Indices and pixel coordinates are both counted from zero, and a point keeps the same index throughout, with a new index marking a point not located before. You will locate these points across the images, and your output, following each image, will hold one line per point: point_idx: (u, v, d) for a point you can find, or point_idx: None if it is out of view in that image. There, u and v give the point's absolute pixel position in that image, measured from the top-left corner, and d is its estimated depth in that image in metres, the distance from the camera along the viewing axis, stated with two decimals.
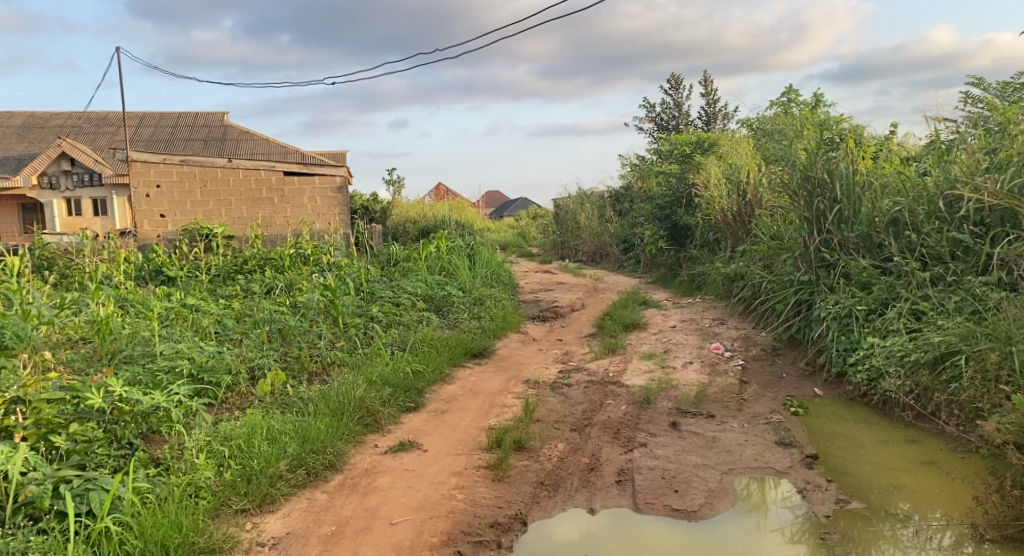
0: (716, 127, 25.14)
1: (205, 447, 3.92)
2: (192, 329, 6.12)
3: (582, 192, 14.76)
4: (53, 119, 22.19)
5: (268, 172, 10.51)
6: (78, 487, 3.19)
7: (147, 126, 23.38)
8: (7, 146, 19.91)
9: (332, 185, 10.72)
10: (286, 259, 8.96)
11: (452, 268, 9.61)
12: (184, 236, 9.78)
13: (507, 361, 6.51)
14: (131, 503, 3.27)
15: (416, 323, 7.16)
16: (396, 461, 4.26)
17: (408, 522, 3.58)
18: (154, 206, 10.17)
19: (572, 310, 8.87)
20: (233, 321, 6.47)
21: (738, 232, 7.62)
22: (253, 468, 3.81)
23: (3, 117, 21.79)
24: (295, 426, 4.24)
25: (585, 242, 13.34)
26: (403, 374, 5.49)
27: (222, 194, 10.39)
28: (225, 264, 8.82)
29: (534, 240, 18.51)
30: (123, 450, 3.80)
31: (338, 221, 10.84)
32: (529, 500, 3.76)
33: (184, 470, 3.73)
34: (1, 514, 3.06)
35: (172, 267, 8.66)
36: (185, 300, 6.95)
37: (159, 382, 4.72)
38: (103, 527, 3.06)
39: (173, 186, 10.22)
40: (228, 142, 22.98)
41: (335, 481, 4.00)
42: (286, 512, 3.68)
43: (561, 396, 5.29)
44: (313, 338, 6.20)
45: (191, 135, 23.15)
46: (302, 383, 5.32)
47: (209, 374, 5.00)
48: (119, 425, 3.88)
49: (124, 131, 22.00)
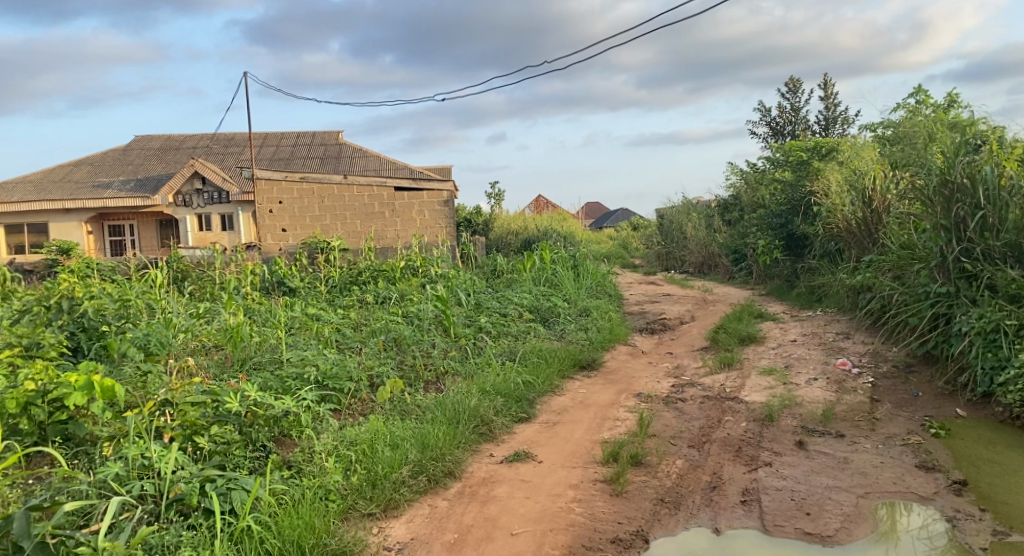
0: (835, 132, 24.08)
1: (333, 452, 4.09)
2: (315, 337, 6.40)
3: (688, 202, 14.47)
4: (187, 141, 23.91)
5: (380, 188, 10.91)
6: (222, 487, 3.38)
7: (269, 145, 24.84)
8: (148, 166, 21.62)
9: (440, 199, 10.97)
10: (397, 271, 9.23)
11: (558, 280, 9.63)
12: (304, 249, 10.17)
13: (617, 374, 6.44)
14: (269, 504, 3.44)
15: (525, 334, 7.20)
16: (512, 471, 4.28)
17: (529, 533, 3.58)
18: (276, 221, 10.81)
19: (681, 323, 8.66)
20: (351, 330, 6.73)
21: (864, 242, 7.24)
22: (378, 473, 3.94)
23: (144, 140, 23.70)
24: (414, 433, 4.37)
25: (692, 252, 13.03)
26: (515, 384, 5.54)
27: (338, 209, 10.89)
28: (342, 276, 9.19)
29: (638, 251, 18.30)
30: (258, 453, 4.04)
31: (446, 234, 11.03)
32: (649, 517, 3.69)
33: (315, 472, 3.90)
34: (156, 509, 3.27)
35: (294, 278, 9.11)
36: (306, 310, 7.28)
37: (288, 388, 4.96)
38: (245, 526, 3.23)
39: (294, 202, 10.83)
40: (341, 159, 24.03)
41: (455, 488, 4.07)
42: (410, 517, 3.77)
43: (676, 410, 5.17)
44: (427, 347, 6.35)
45: (309, 153, 24.36)
46: (418, 391, 5.46)
47: (333, 381, 5.20)
48: (254, 428, 4.09)
49: (249, 151, 23.45)
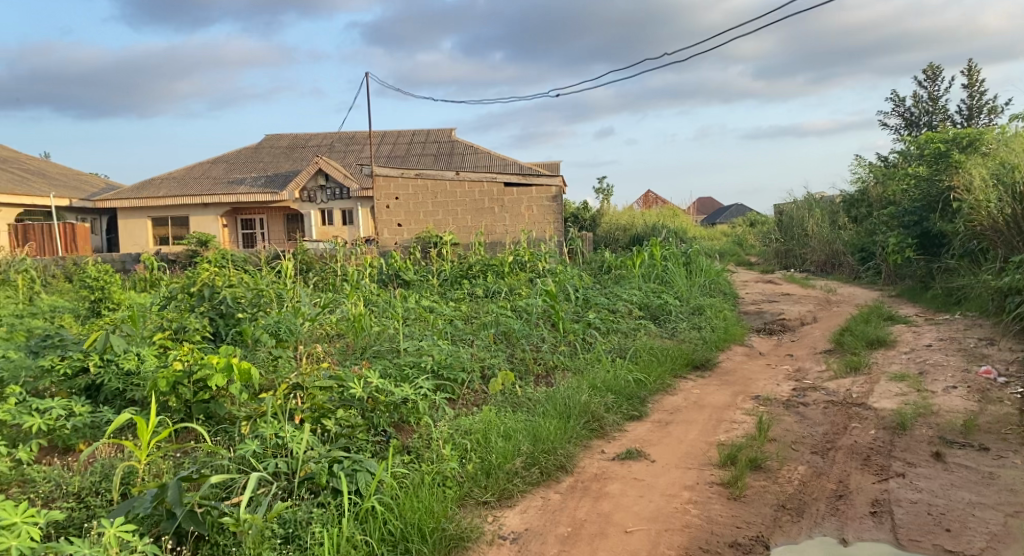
0: (978, 123, 22.29)
1: (449, 439, 4.20)
2: (429, 328, 6.59)
3: (811, 197, 13.82)
4: (311, 139, 25.14)
5: (490, 184, 11.08)
6: (348, 468, 3.55)
7: (387, 142, 25.75)
8: (276, 163, 22.93)
9: (548, 194, 11.01)
10: (506, 265, 9.34)
11: (670, 276, 9.46)
12: (417, 244, 10.55)
13: (732, 375, 6.25)
14: (391, 486, 3.56)
15: (635, 331, 7.11)
16: (625, 468, 4.25)
17: (643, 532, 3.55)
18: (392, 216, 11.18)
19: (802, 324, 8.29)
20: (463, 322, 6.88)
21: (1013, 241, 6.66)
22: (492, 463, 4.01)
23: (272, 139, 25.14)
24: (527, 426, 4.42)
25: (814, 250, 12.44)
26: (626, 381, 5.49)
27: (450, 204, 11.14)
28: (453, 269, 9.39)
29: (754, 248, 17.67)
30: (379, 437, 4.21)
31: (554, 229, 11.13)
32: (770, 523, 3.57)
33: (432, 459, 4.01)
34: (289, 485, 3.47)
35: (408, 271, 9.39)
36: (421, 302, 7.51)
37: (406, 376, 5.13)
38: (369, 506, 3.36)
39: (410, 198, 11.16)
40: (454, 156, 24.56)
41: (567, 482, 4.09)
42: (523, 508, 3.81)
43: (797, 415, 4.97)
44: (536, 341, 6.40)
45: (423, 150, 25.04)
46: (529, 384, 5.51)
47: (447, 371, 5.33)
48: (375, 414, 4.29)
49: (367, 148, 24.40)
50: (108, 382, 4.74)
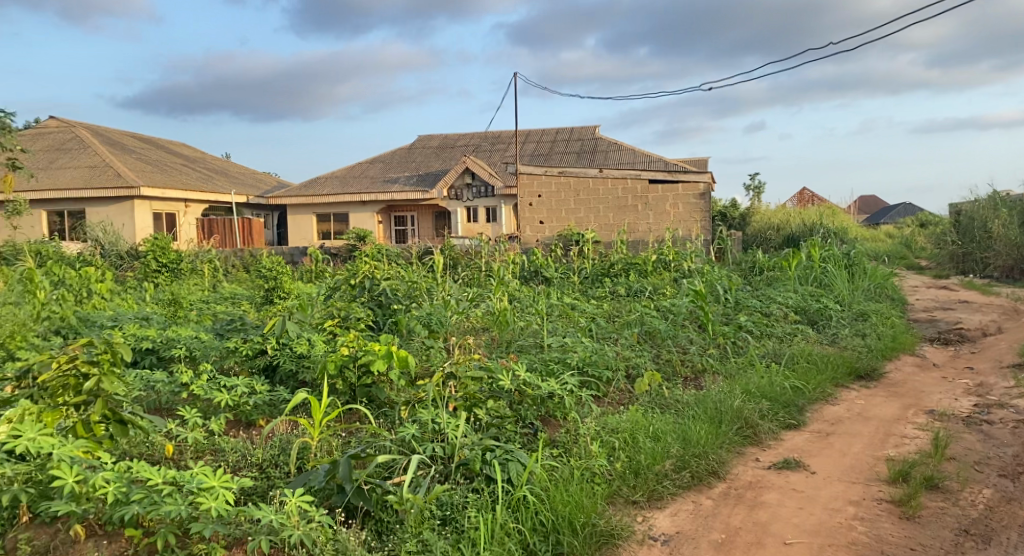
0: None
1: (597, 436, 4.19)
2: (574, 325, 6.60)
3: (995, 196, 12.51)
4: (459, 138, 25.92)
5: (634, 181, 10.93)
6: (500, 457, 3.63)
7: (532, 141, 26.08)
8: (426, 162, 23.86)
9: (696, 192, 10.66)
10: (650, 264, 9.18)
11: (828, 279, 8.91)
12: (559, 241, 10.60)
13: (902, 387, 5.79)
14: (542, 479, 3.60)
15: (791, 336, 6.75)
16: (782, 478, 4.05)
17: (805, 545, 3.37)
18: (534, 214, 11.40)
19: (984, 334, 7.54)
20: (607, 320, 6.84)
21: None
22: (641, 463, 3.96)
23: (424, 139, 26.17)
24: (676, 428, 4.34)
25: (999, 255, 11.27)
26: (781, 388, 5.23)
27: (593, 202, 11.13)
28: (595, 268, 9.32)
29: (925, 251, 16.27)
30: (526, 430, 4.27)
31: (701, 228, 10.70)
32: (950, 548, 3.28)
33: (581, 454, 4.01)
34: (446, 469, 3.60)
35: (550, 268, 9.45)
36: (565, 299, 7.54)
37: (552, 371, 5.17)
38: (521, 495, 3.42)
39: (552, 196, 11.31)
40: (598, 153, 24.44)
41: (720, 488, 3.96)
42: (674, 511, 3.73)
43: (980, 433, 4.53)
44: (684, 342, 6.25)
45: (568, 147, 25.13)
46: (676, 386, 5.39)
47: (593, 368, 5.32)
48: (523, 406, 4.36)
49: (513, 147, 24.82)
50: (282, 363, 5.14)
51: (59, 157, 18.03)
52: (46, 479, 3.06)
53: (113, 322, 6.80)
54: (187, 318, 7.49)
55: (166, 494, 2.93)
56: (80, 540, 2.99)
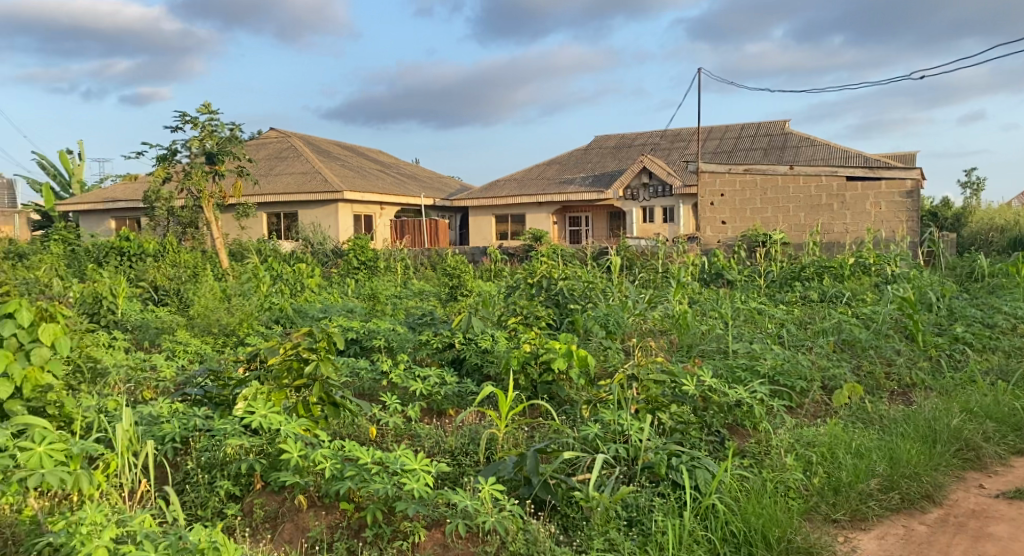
0: None
1: (792, 449, 3.96)
2: (762, 331, 6.30)
3: None
4: (638, 138, 25.61)
5: (830, 178, 10.29)
6: (687, 463, 3.52)
7: (714, 138, 25.15)
8: (604, 162, 23.83)
9: (901, 189, 9.85)
10: (847, 268, 8.54)
11: None
12: (742, 242, 10.11)
13: None
14: (732, 489, 3.47)
15: (1021, 351, 5.97)
16: (1014, 509, 3.61)
17: None
18: (716, 213, 10.95)
19: None
20: (797, 327, 6.45)
21: None
22: (842, 480, 3.70)
23: (602, 139, 26.16)
24: (881, 445, 4.02)
25: None
26: (1010, 409, 4.66)
27: (782, 201, 10.56)
28: (783, 271, 8.77)
29: None
30: (713, 437, 4.13)
31: (907, 229, 9.82)
32: None
33: (774, 466, 3.80)
34: (631, 471, 3.57)
35: (733, 271, 9.06)
36: (751, 303, 7.21)
37: (739, 378, 4.96)
38: (710, 504, 3.31)
39: (736, 195, 10.86)
40: (787, 149, 23.12)
41: (936, 514, 3.60)
42: (881, 534, 3.44)
43: None
44: (888, 353, 5.73)
45: (754, 144, 24.00)
46: (881, 400, 4.96)
47: (785, 378, 5.04)
48: (709, 412, 4.22)
49: (694, 145, 24.13)
50: (469, 357, 5.38)
51: (276, 165, 20.10)
52: (274, 452, 3.45)
53: (321, 314, 7.47)
54: (382, 312, 8.06)
55: (374, 472, 3.18)
56: (303, 508, 3.33)
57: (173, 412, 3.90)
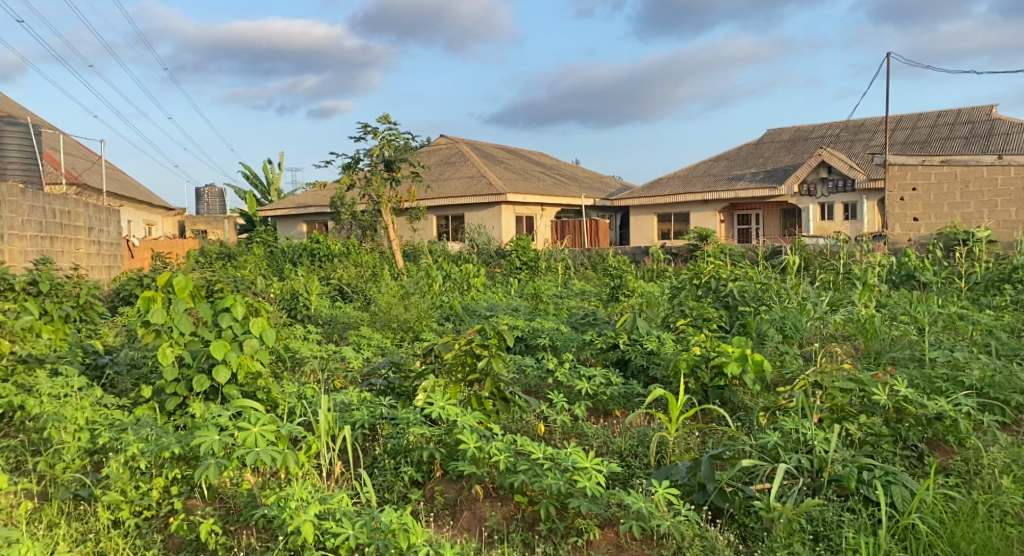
0: None
1: (1008, 470, 3.56)
2: (966, 338, 5.70)
3: None
4: (815, 130, 24.09)
5: None
6: (881, 478, 3.26)
7: (904, 127, 23.07)
8: (776, 157, 22.63)
9: None
10: None
11: None
12: (938, 240, 9.20)
13: None
14: (936, 509, 3.17)
15: None
16: None
17: None
18: (907, 209, 10.10)
19: None
20: (1008, 335, 5.77)
21: None
22: None
23: (774, 132, 24.88)
24: None
25: None
26: None
27: (986, 194, 9.66)
28: (989, 272, 7.86)
29: None
30: (909, 451, 3.80)
31: None
32: None
33: (986, 488, 3.43)
34: (816, 483, 3.37)
35: (927, 272, 8.27)
36: (951, 308, 6.53)
37: (940, 390, 4.52)
38: (909, 523, 3.04)
39: (931, 188, 9.96)
40: (993, 137, 20.78)
41: None
42: None
43: None
44: None
45: (953, 132, 21.78)
46: None
47: (996, 390, 4.53)
48: (904, 425, 3.89)
49: (881, 136, 22.30)
50: (634, 358, 5.31)
51: (445, 169, 21.01)
52: (452, 443, 3.62)
53: (489, 312, 7.71)
54: (547, 311, 8.18)
55: (547, 468, 3.24)
56: (480, 498, 3.47)
57: (361, 401, 4.21)
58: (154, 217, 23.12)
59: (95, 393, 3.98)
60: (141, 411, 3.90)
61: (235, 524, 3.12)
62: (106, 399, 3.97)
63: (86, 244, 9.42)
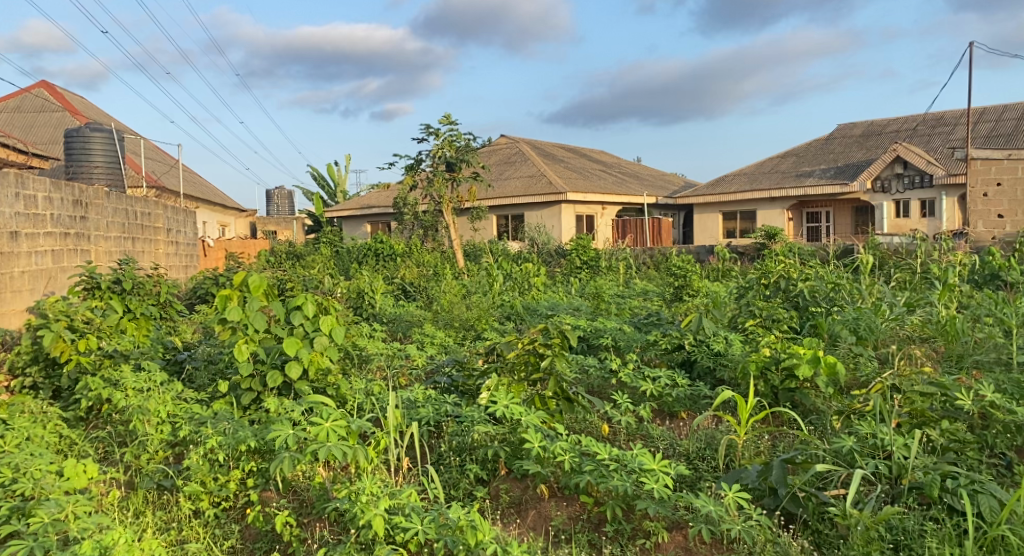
0: None
1: None
2: None
3: None
4: (890, 125, 23.19)
5: None
6: (966, 486, 3.10)
7: (988, 119, 21.96)
8: (847, 153, 21.89)
9: None
10: None
11: None
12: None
13: None
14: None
15: None
16: None
17: None
18: None
19: None
20: None
21: None
22: None
23: (846, 128, 24.06)
24: None
25: None
26: None
27: None
28: None
29: None
30: (996, 459, 3.62)
31: None
32: None
33: None
34: (895, 490, 3.25)
35: (1013, 271, 7.85)
36: None
37: None
38: (998, 535, 2.88)
39: None
40: None
41: None
42: None
43: None
44: None
45: None
46: None
47: None
48: (991, 432, 3.69)
49: (961, 130, 21.30)
50: (700, 359, 5.22)
51: (506, 169, 21.09)
52: (517, 442, 3.64)
53: (551, 311, 7.70)
54: (609, 311, 8.11)
55: (612, 469, 3.22)
56: (545, 498, 3.48)
57: (427, 398, 4.26)
58: (227, 218, 23.97)
59: (176, 388, 4.14)
60: (218, 406, 4.05)
61: (308, 517, 3.22)
62: (186, 394, 4.13)
63: (165, 244, 9.84)
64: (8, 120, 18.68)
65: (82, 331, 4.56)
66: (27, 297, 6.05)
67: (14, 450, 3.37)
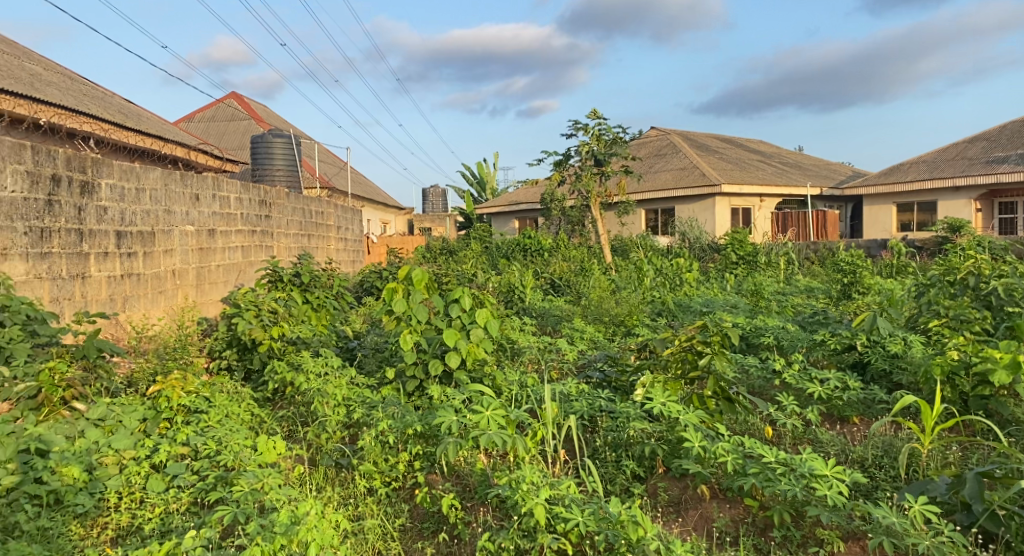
0: None
1: None
2: None
3: None
4: None
5: None
6: None
7: None
8: None
9: None
10: None
11: None
12: None
13: None
14: None
15: None
16: None
17: None
18: None
19: None
20: None
21: None
22: None
23: None
24: None
25: None
26: None
27: None
28: None
29: None
30: None
31: None
32: None
33: None
34: None
35: None
36: None
37: None
38: None
39: None
40: None
41: None
42: None
43: None
44: None
45: None
46: None
47: None
48: None
49: None
50: (874, 361, 4.85)
51: (657, 162, 20.70)
52: (674, 440, 3.56)
53: (705, 308, 7.48)
54: (768, 308, 7.76)
55: (780, 473, 3.06)
56: (706, 498, 3.39)
57: (582, 392, 4.26)
58: (388, 215, 25.30)
59: (349, 373, 4.44)
60: (386, 392, 4.30)
61: (471, 501, 3.33)
62: (358, 380, 4.42)
63: (335, 240, 10.57)
64: (205, 129, 20.82)
65: (268, 320, 4.99)
66: (222, 289, 6.72)
67: (216, 425, 3.77)
